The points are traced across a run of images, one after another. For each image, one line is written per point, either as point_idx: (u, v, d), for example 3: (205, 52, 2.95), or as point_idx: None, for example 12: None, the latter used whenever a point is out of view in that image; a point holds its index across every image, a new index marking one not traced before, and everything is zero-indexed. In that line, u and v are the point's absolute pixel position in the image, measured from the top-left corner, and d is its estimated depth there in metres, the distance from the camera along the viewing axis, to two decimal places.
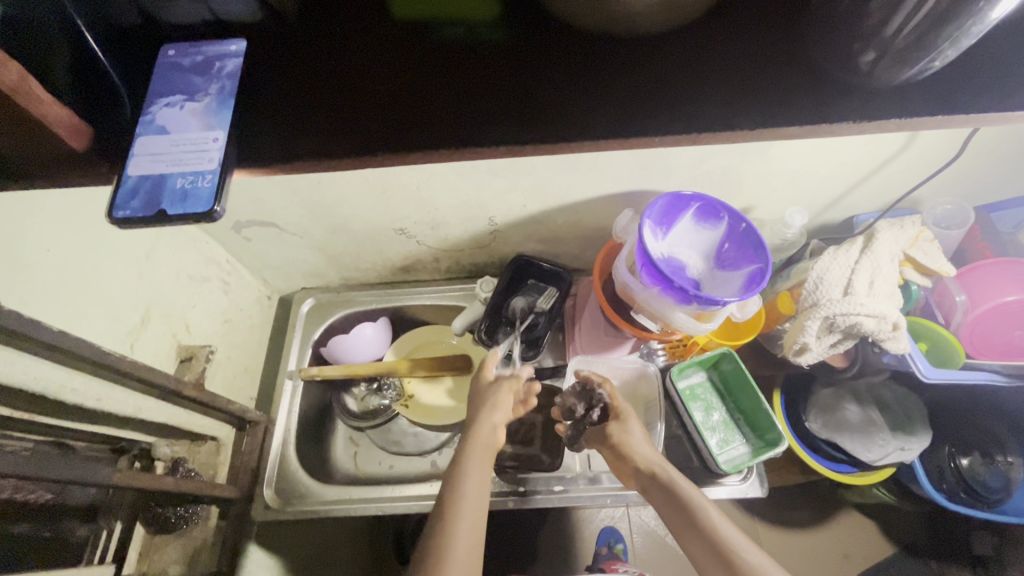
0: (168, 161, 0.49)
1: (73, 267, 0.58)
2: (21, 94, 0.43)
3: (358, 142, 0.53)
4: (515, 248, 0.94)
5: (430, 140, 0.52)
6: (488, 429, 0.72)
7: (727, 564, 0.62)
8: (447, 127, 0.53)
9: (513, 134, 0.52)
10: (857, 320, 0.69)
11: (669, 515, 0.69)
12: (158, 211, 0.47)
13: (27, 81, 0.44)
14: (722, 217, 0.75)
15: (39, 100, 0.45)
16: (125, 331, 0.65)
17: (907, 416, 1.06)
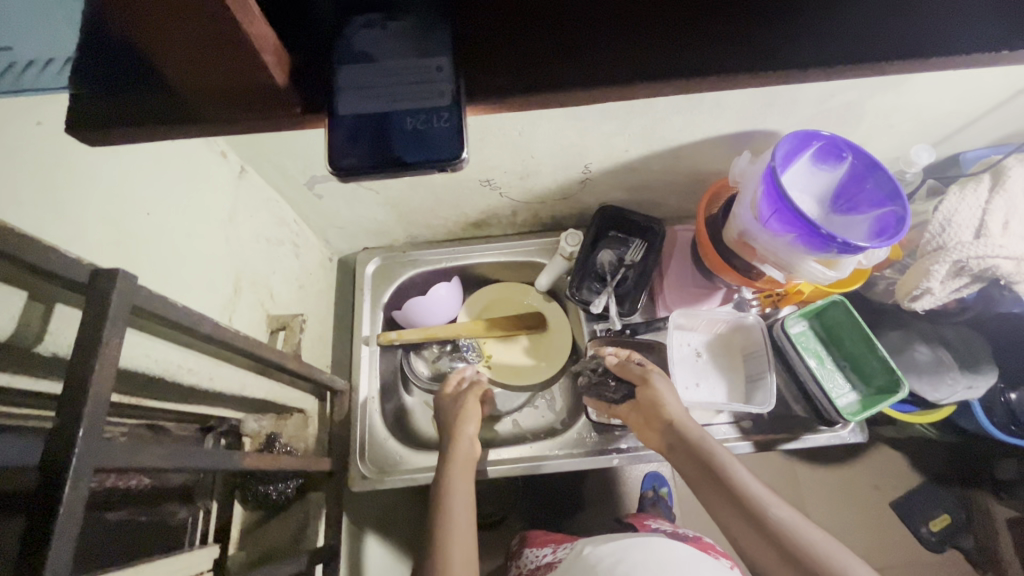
0: None
1: (170, 233, 0.51)
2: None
3: (489, 62, 0.33)
4: (600, 198, 0.88)
5: (599, 73, 0.32)
6: (466, 444, 0.75)
7: (761, 525, 0.59)
8: (628, 47, 0.33)
9: (749, 35, 0.33)
10: (992, 263, 0.66)
11: (694, 476, 0.65)
12: None
13: None
14: (845, 157, 0.70)
15: None
16: (223, 304, 0.59)
17: (973, 354, 1.06)
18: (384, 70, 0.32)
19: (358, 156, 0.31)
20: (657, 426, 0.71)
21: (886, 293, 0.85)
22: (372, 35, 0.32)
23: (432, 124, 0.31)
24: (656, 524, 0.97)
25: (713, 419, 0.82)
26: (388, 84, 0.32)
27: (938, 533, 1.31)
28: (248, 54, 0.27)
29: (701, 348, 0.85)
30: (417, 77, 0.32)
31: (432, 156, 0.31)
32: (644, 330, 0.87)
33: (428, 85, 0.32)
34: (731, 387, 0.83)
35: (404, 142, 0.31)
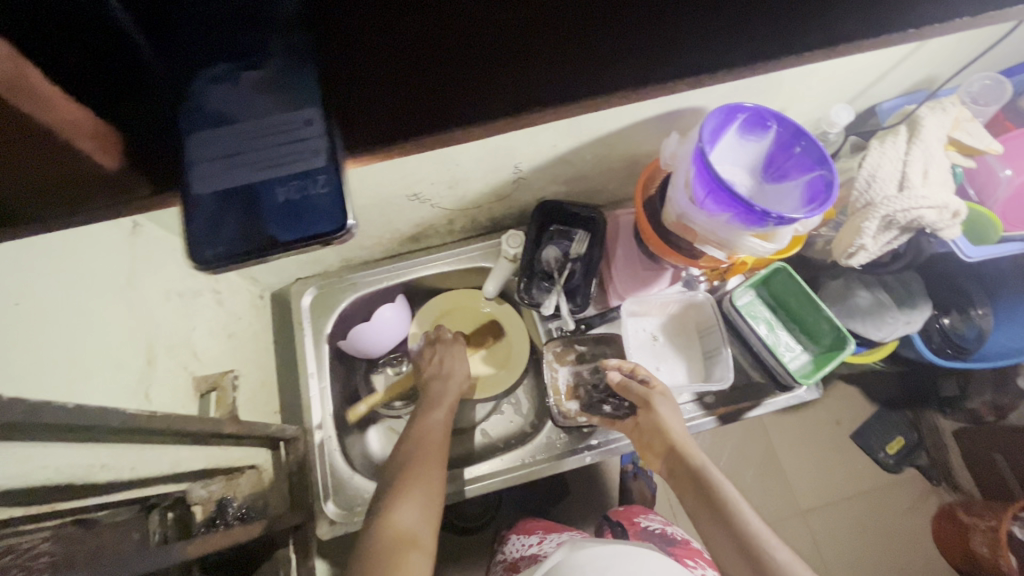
0: (250, 163, 0.36)
1: (53, 319, 0.45)
2: (19, 91, 0.26)
3: (380, 111, 0.37)
4: (537, 194, 0.85)
5: (479, 101, 0.37)
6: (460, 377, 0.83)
7: (751, 556, 0.58)
8: (503, 76, 0.37)
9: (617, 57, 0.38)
10: (917, 215, 0.68)
11: (693, 503, 0.66)
12: (269, 236, 0.36)
13: (22, 71, 0.26)
14: (770, 126, 0.69)
15: (45, 101, 0.27)
16: (134, 380, 0.53)
17: (909, 291, 1.11)
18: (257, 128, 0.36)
19: (254, 229, 0.36)
20: (658, 448, 0.72)
21: (824, 250, 0.87)
22: (242, 96, 0.36)
23: (310, 183, 0.36)
24: (647, 524, 0.97)
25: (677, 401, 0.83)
26: (264, 140, 0.36)
27: (894, 455, 1.39)
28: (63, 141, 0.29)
29: (656, 331, 0.85)
30: (286, 130, 0.36)
31: (307, 222, 0.36)
32: (600, 322, 0.85)
33: (304, 138, 0.36)
34: (690, 366, 0.84)
35: (284, 206, 0.36)
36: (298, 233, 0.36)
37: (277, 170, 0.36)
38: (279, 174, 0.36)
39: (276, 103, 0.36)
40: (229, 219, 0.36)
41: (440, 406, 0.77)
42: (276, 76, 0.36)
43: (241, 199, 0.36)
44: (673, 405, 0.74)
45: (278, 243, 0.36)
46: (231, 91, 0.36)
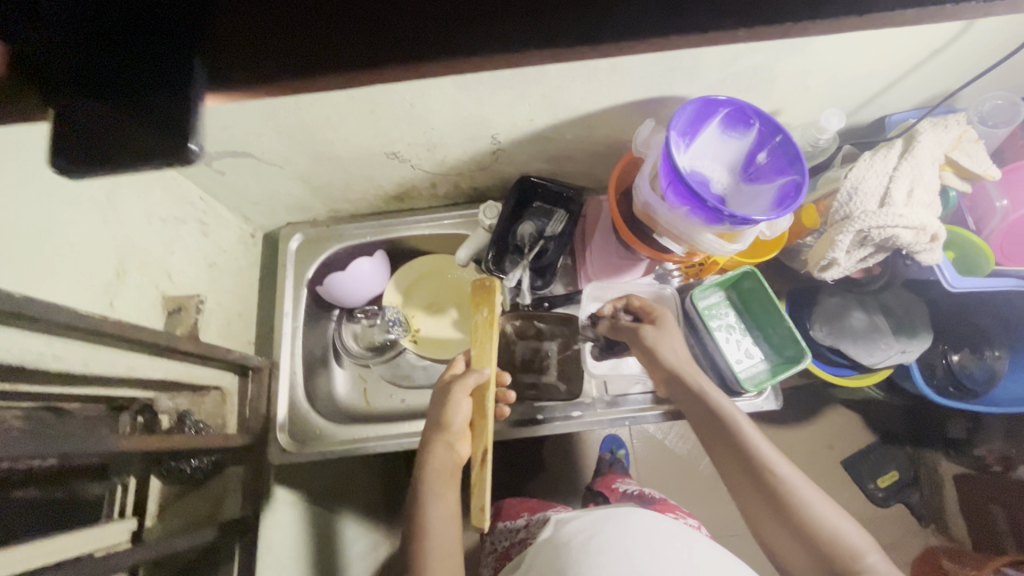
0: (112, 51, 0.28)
1: (22, 217, 0.50)
2: None
3: (262, 30, 0.27)
4: (520, 168, 0.85)
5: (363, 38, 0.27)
6: (443, 449, 0.70)
7: (805, 539, 0.61)
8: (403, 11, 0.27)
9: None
10: (893, 234, 0.65)
11: (738, 476, 0.66)
12: (109, 147, 0.27)
13: None
14: (752, 124, 0.67)
15: None
16: (101, 288, 0.58)
17: (912, 320, 1.05)
18: (129, 14, 0.28)
19: (88, 123, 0.27)
20: (701, 427, 0.69)
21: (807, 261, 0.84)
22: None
23: (163, 90, 0.27)
24: (624, 488, 1.01)
25: (629, 389, 0.83)
26: (144, 31, 0.28)
27: (884, 489, 1.33)
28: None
29: None
30: (159, 28, 0.28)
31: (147, 127, 0.27)
32: (564, 303, 0.87)
33: (165, 37, 0.27)
34: None
35: (131, 99, 0.27)
36: (124, 143, 0.27)
37: (140, 62, 0.27)
38: (150, 77, 0.27)
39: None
40: (74, 107, 0.27)
41: (439, 471, 0.69)
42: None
43: (102, 84, 0.27)
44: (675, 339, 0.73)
45: (114, 154, 0.27)
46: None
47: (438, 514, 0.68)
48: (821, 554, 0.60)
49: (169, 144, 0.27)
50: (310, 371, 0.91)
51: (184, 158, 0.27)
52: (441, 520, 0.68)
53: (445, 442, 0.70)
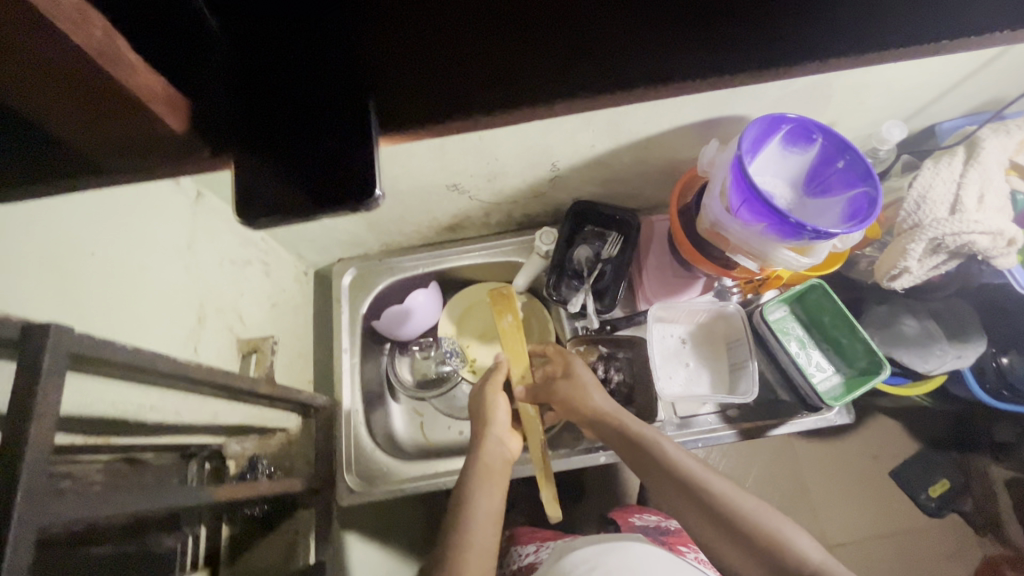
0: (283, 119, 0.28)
1: (121, 267, 0.50)
2: (105, 58, 0.22)
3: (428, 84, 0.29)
4: (573, 193, 0.86)
5: (494, 79, 0.29)
6: (493, 441, 0.73)
7: (753, 547, 0.57)
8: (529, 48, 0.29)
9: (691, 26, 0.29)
10: (969, 240, 0.65)
11: (673, 499, 0.63)
12: (303, 199, 0.27)
13: (105, 34, 0.22)
14: (816, 138, 0.68)
15: (126, 65, 0.23)
16: (185, 335, 0.58)
17: (962, 323, 0.97)
18: (296, 65, 0.29)
19: (263, 178, 0.28)
20: (630, 459, 0.68)
21: (868, 271, 0.84)
22: (293, 29, 0.29)
23: (336, 137, 0.28)
24: (639, 520, 0.90)
25: (698, 410, 0.82)
26: (313, 81, 0.29)
27: (937, 499, 1.19)
28: (132, 107, 0.24)
29: (684, 336, 0.85)
30: (333, 71, 0.29)
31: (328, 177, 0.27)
32: (625, 325, 0.87)
33: (340, 78, 0.29)
34: (714, 377, 0.82)
35: (304, 150, 0.28)
36: (309, 189, 0.27)
37: (323, 121, 0.28)
38: (334, 137, 0.28)
39: (327, 40, 0.29)
40: (260, 169, 0.28)
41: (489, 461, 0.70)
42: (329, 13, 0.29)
43: (269, 141, 0.28)
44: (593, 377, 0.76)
45: (294, 203, 0.27)
46: (285, 24, 0.29)
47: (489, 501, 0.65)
48: (772, 563, 0.55)
49: (355, 186, 0.27)
50: (370, 406, 0.90)
51: (368, 201, 0.27)
52: (490, 508, 0.64)
53: (496, 435, 0.74)
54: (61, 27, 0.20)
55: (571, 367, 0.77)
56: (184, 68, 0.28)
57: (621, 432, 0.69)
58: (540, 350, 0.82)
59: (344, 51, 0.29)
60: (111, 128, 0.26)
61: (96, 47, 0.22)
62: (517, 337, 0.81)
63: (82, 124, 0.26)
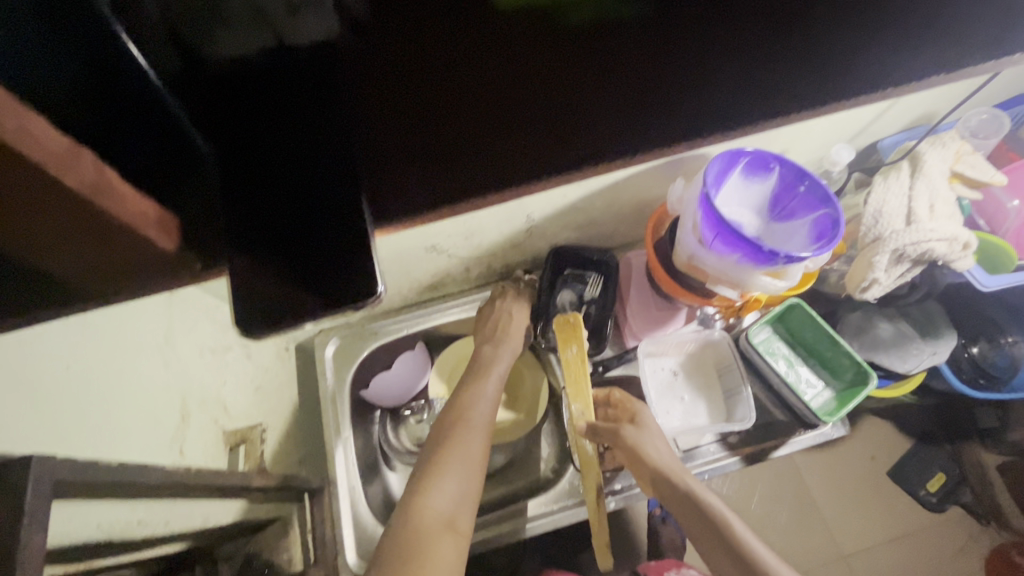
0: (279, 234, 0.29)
1: (100, 377, 0.48)
2: (102, 195, 0.24)
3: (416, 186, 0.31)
4: (550, 240, 0.87)
5: (458, 174, 0.32)
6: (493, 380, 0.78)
7: None
8: (485, 146, 0.32)
9: (627, 123, 0.33)
10: (928, 247, 0.69)
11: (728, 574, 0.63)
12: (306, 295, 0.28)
13: (103, 173, 0.24)
14: (773, 167, 0.71)
15: (118, 197, 0.25)
16: (169, 438, 0.55)
17: (930, 320, 0.98)
18: (284, 178, 0.30)
19: (263, 291, 0.28)
20: (690, 526, 0.68)
21: (839, 285, 0.87)
22: (277, 147, 0.31)
23: (334, 239, 0.29)
24: None
25: (699, 441, 0.82)
26: (301, 191, 0.30)
27: (937, 493, 1.20)
28: (124, 231, 0.26)
29: (676, 368, 0.85)
30: (319, 180, 0.30)
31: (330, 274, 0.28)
32: (616, 364, 0.86)
33: (329, 185, 0.30)
34: (711, 406, 0.83)
35: (301, 256, 0.29)
36: (310, 291, 0.28)
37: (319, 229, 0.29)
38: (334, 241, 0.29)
39: (309, 152, 0.31)
40: (261, 283, 0.29)
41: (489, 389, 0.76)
42: (312, 128, 0.31)
43: (268, 255, 0.29)
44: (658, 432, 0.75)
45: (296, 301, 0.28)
46: (269, 143, 0.31)
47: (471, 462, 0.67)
48: None
49: (357, 285, 0.28)
50: (367, 480, 0.86)
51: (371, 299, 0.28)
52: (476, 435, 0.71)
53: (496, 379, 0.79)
54: (63, 176, 0.22)
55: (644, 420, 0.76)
56: (182, 202, 0.30)
57: (689, 496, 0.68)
58: (606, 396, 0.82)
59: (329, 160, 0.31)
60: (94, 253, 0.27)
61: (92, 186, 0.23)
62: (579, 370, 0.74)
63: (72, 258, 0.27)
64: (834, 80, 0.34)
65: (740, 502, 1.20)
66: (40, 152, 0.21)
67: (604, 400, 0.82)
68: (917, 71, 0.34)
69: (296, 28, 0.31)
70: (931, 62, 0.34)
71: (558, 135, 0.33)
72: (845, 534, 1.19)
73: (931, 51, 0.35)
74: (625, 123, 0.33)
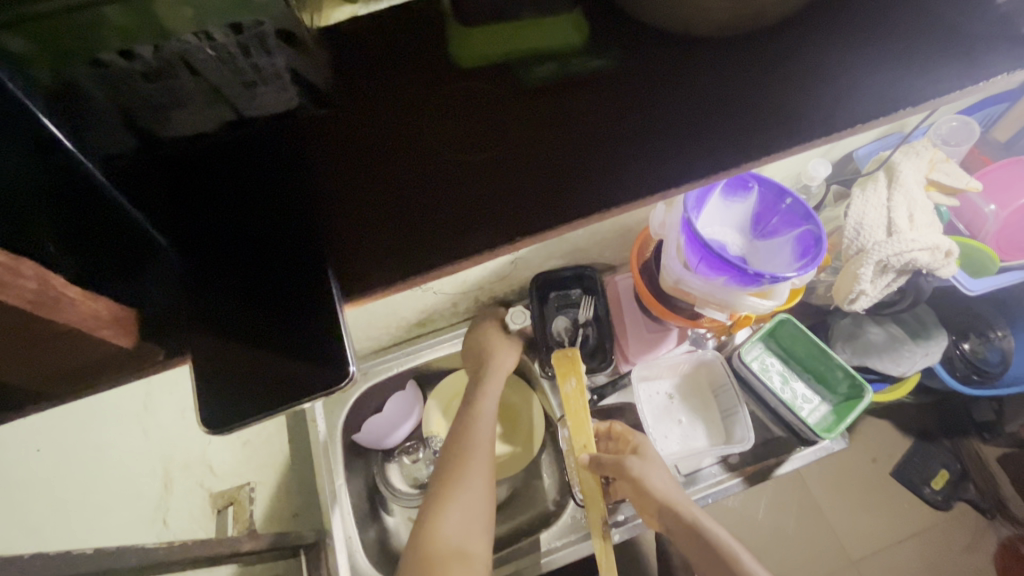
0: (246, 322, 0.29)
1: (69, 457, 0.46)
2: (55, 309, 0.23)
3: (382, 259, 0.30)
4: (535, 269, 0.86)
5: (427, 244, 0.31)
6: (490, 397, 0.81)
7: None
8: (454, 212, 0.31)
9: (602, 176, 0.32)
10: (912, 257, 0.69)
11: None
12: (274, 382, 0.28)
13: (53, 284, 0.23)
14: (752, 187, 0.72)
15: (73, 305, 0.24)
16: (151, 510, 0.53)
17: (921, 322, 0.98)
18: (247, 263, 0.30)
19: (228, 378, 0.28)
20: (696, 557, 0.68)
21: (827, 296, 0.87)
22: (240, 231, 0.30)
23: (303, 325, 0.28)
24: None
25: (700, 465, 0.81)
26: (267, 276, 0.29)
27: (941, 491, 1.19)
28: (70, 335, 0.25)
29: (671, 391, 0.84)
30: (285, 264, 0.30)
31: (294, 356, 0.28)
32: (611, 391, 0.85)
33: (297, 268, 0.30)
34: (710, 428, 0.82)
35: (268, 346, 0.28)
36: (278, 385, 0.27)
37: (282, 313, 0.29)
38: (296, 324, 0.28)
39: (273, 236, 0.30)
40: (227, 370, 0.28)
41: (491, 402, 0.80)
42: (275, 210, 0.31)
43: (235, 342, 0.28)
44: (659, 464, 0.74)
45: (264, 389, 0.27)
46: (232, 226, 0.30)
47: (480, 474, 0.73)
48: None
49: (325, 374, 0.27)
50: (364, 526, 0.83)
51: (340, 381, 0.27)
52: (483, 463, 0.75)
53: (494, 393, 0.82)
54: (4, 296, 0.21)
55: (646, 450, 0.75)
56: (141, 294, 0.29)
57: (694, 527, 0.68)
58: (606, 430, 0.82)
59: (295, 243, 0.30)
60: (52, 358, 0.26)
61: (37, 301, 0.22)
62: (581, 404, 0.73)
63: (28, 366, 0.26)
64: (810, 116, 0.33)
65: (748, 515, 1.19)
66: None
67: (605, 433, 0.82)
68: (889, 97, 0.33)
69: (254, 104, 0.30)
70: (905, 87, 0.34)
71: (530, 194, 0.32)
72: (855, 540, 1.18)
73: (905, 75, 0.34)
74: (596, 178, 0.32)
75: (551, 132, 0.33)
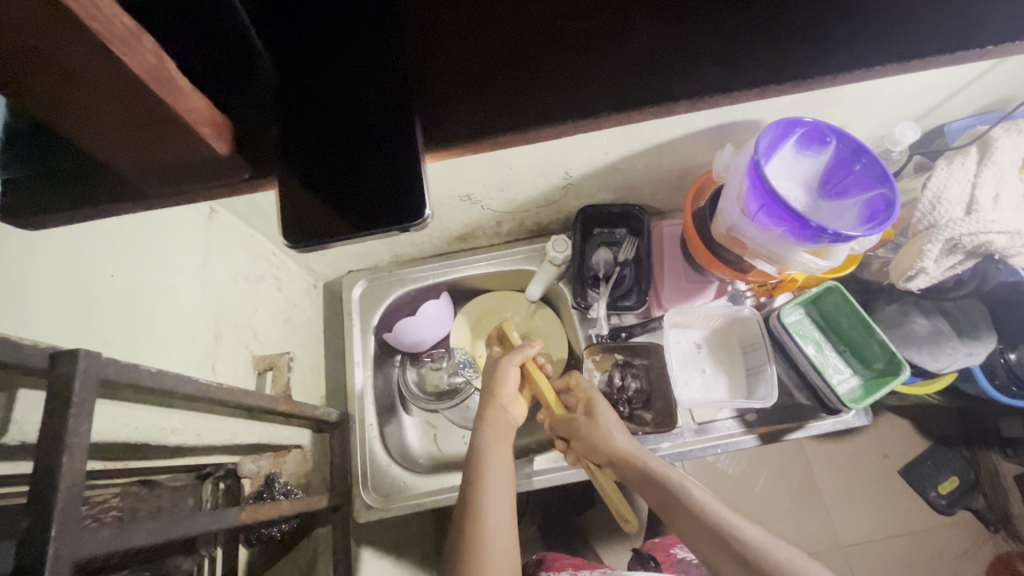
0: (328, 155, 0.33)
1: (139, 287, 0.49)
2: (162, 85, 0.26)
3: (460, 119, 0.35)
4: (584, 200, 0.85)
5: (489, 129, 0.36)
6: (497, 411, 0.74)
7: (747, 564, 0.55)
8: (532, 87, 0.35)
9: (673, 77, 0.35)
10: (987, 239, 0.65)
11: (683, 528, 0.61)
12: (346, 218, 0.33)
13: (163, 62, 0.26)
14: (829, 141, 0.68)
15: (179, 89, 0.27)
16: (203, 354, 0.57)
17: (971, 320, 0.91)
18: (334, 114, 0.34)
19: (304, 200, 0.33)
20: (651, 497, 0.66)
21: (881, 272, 0.83)
22: (342, 66, 0.34)
23: (381, 162, 0.33)
24: (684, 553, 0.83)
25: (716, 416, 0.82)
26: (366, 117, 0.34)
27: (947, 496, 1.17)
28: (178, 126, 0.29)
29: (700, 341, 0.84)
30: (382, 110, 0.34)
31: (372, 182, 0.33)
32: (640, 332, 0.85)
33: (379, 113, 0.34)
34: (732, 382, 0.82)
35: (351, 184, 0.33)
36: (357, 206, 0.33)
37: (366, 147, 0.33)
38: (374, 158, 0.33)
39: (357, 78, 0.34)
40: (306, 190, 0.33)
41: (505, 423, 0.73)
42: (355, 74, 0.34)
43: (314, 167, 0.33)
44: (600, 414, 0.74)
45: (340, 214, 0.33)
46: (331, 65, 0.34)
47: (495, 487, 0.64)
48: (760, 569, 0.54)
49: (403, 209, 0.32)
50: (382, 419, 0.88)
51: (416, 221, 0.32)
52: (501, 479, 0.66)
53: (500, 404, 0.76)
54: (128, 59, 0.24)
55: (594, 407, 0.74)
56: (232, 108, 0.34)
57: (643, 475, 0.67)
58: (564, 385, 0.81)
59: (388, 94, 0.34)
60: (156, 150, 0.31)
61: (151, 73, 0.26)
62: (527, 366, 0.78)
63: (134, 153, 0.31)
64: None
65: (744, 482, 1.21)
66: (104, 27, 0.23)
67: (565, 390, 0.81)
68: None
69: None
70: None
71: (593, 92, 0.35)
72: (848, 526, 1.18)
73: None
74: (668, 73, 0.35)
75: (623, 27, 0.35)
